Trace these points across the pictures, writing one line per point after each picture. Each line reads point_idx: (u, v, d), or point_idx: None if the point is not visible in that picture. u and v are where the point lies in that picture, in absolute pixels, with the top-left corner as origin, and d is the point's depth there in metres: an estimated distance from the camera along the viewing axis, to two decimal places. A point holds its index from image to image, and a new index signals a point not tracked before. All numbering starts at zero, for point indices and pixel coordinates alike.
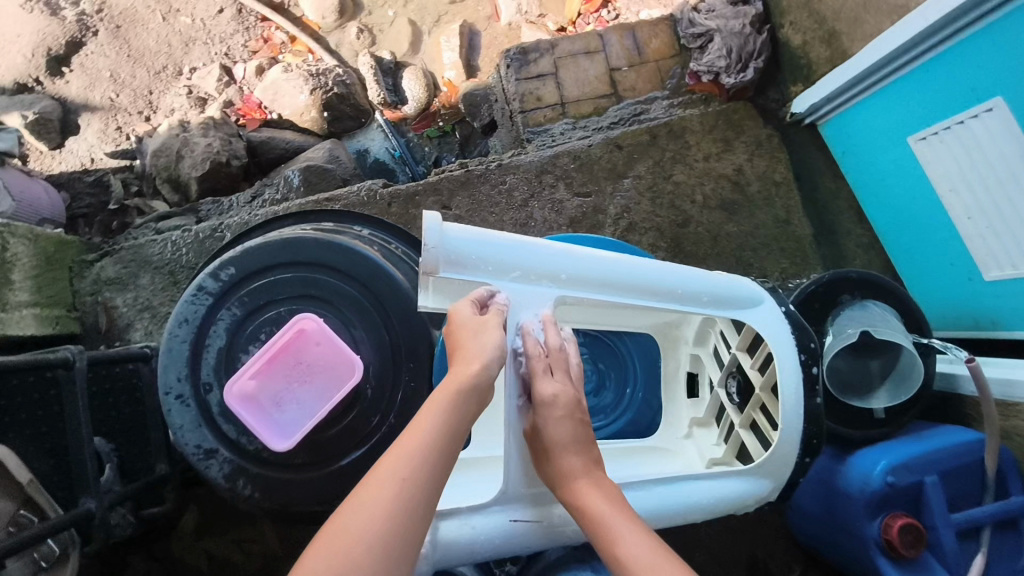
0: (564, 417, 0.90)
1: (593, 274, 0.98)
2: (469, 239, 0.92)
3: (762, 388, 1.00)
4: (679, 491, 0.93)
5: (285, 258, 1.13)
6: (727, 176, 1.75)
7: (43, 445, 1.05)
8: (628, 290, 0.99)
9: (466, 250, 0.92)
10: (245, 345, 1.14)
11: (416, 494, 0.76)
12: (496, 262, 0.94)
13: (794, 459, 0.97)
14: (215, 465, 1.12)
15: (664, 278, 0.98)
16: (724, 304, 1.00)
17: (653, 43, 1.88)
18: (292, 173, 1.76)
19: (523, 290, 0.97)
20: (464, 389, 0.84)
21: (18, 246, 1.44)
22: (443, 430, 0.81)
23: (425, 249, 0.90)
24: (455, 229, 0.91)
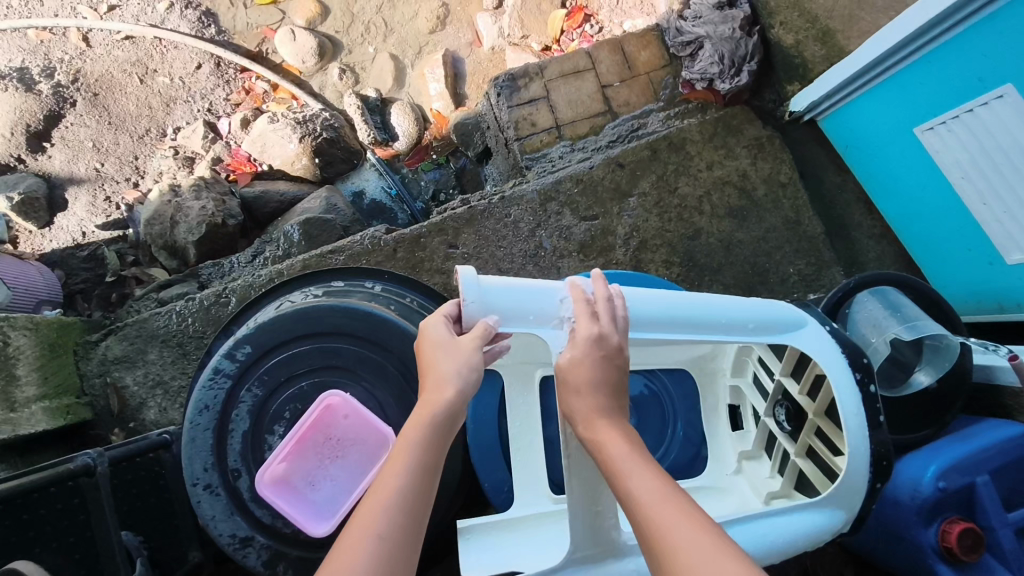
0: (603, 359, 0.85)
1: (648, 317, 0.91)
2: (505, 291, 0.87)
3: (814, 413, 0.96)
4: (756, 530, 0.88)
5: (302, 330, 1.09)
6: (733, 182, 1.72)
7: (72, 556, 1.00)
8: (673, 326, 0.92)
9: (504, 304, 0.87)
10: (271, 426, 1.09)
11: (396, 544, 0.73)
12: (536, 312, 0.89)
13: (863, 488, 0.91)
14: (252, 553, 1.07)
15: (707, 312, 0.93)
16: (769, 329, 0.95)
17: (642, 55, 1.85)
18: (291, 228, 1.72)
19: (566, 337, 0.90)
20: (439, 422, 0.82)
21: (20, 339, 1.39)
22: (419, 467, 0.79)
23: (464, 305, 0.85)
24: (490, 282, 0.87)
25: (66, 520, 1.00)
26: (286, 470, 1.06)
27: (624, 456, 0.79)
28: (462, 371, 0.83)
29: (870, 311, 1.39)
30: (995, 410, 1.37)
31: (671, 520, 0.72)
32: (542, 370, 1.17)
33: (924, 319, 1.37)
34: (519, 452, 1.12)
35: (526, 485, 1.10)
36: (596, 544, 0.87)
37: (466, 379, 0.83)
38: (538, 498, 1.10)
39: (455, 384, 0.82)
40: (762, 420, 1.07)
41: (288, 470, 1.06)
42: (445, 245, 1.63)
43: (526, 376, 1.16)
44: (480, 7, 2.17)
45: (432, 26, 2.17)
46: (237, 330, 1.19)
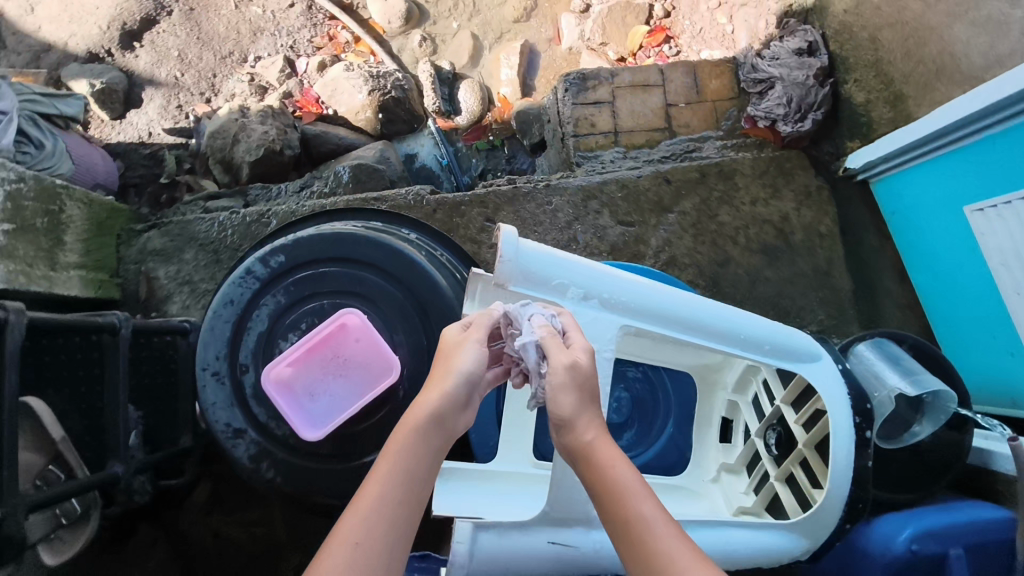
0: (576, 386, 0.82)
1: (665, 310, 0.95)
2: (541, 256, 0.91)
3: (805, 444, 0.95)
4: (723, 533, 0.90)
5: (336, 255, 1.15)
6: (772, 223, 1.74)
7: (79, 405, 1.05)
8: (681, 325, 0.95)
9: (539, 268, 0.92)
10: (285, 333, 1.14)
11: (370, 555, 0.73)
12: (560, 280, 0.93)
13: (832, 525, 0.91)
14: (241, 445, 1.11)
15: (724, 323, 0.95)
16: (780, 354, 0.96)
17: (712, 83, 1.88)
18: (342, 169, 1.78)
19: (583, 313, 0.95)
20: (427, 427, 0.82)
21: (73, 209, 1.47)
22: (406, 479, 0.80)
23: (499, 262, 0.89)
24: (528, 245, 0.91)
25: (82, 371, 1.05)
26: (291, 373, 1.10)
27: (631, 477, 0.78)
28: (457, 378, 0.85)
29: (869, 367, 1.33)
30: (983, 494, 1.36)
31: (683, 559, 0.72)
32: None
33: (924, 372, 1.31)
34: (512, 409, 1.12)
35: (512, 446, 1.10)
36: (571, 511, 0.93)
37: (458, 380, 0.85)
38: (521, 459, 1.10)
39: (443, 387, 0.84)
40: (750, 439, 1.07)
41: (295, 377, 1.10)
42: (483, 217, 1.68)
43: None
44: (567, 7, 2.23)
45: (518, 15, 2.24)
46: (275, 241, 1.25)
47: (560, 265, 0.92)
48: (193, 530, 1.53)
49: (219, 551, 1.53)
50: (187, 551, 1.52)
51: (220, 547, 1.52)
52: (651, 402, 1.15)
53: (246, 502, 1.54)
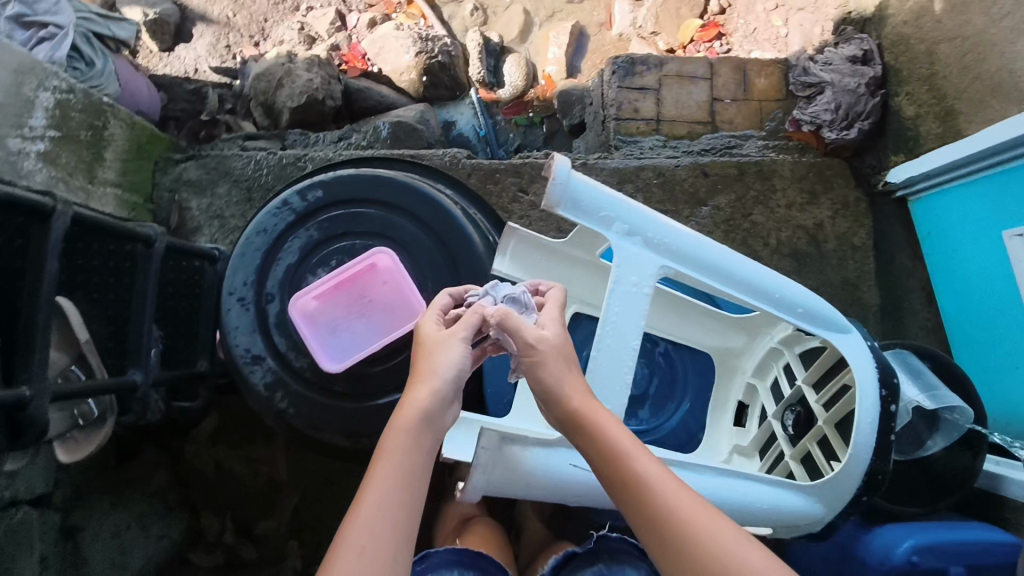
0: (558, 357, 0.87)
1: (707, 260, 0.91)
2: (591, 187, 0.88)
3: (825, 422, 0.93)
4: (735, 487, 0.91)
5: (373, 197, 1.16)
6: (804, 228, 1.72)
7: (105, 311, 1.06)
8: (720, 278, 0.91)
9: (588, 198, 0.88)
10: (314, 268, 1.15)
11: (377, 562, 0.71)
12: (607, 214, 0.89)
13: (849, 496, 0.89)
14: (258, 371, 1.12)
15: (764, 281, 0.91)
16: (817, 322, 0.92)
17: (761, 83, 1.85)
18: (382, 124, 1.78)
19: (626, 251, 0.91)
20: (419, 425, 0.82)
21: (116, 128, 1.48)
22: (405, 482, 0.78)
23: (549, 185, 0.85)
24: (580, 176, 0.87)
25: (113, 278, 1.06)
26: (316, 304, 1.11)
27: (626, 438, 0.81)
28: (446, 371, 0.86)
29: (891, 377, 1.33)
30: (989, 518, 1.35)
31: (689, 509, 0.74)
32: (576, 307, 1.14)
33: (942, 386, 1.28)
34: None
35: (526, 403, 1.10)
36: None
37: (447, 376, 0.86)
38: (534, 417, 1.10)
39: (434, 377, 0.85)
40: (767, 421, 1.05)
41: (320, 309, 1.11)
42: (516, 187, 1.68)
43: None
44: None
45: None
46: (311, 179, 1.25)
47: (610, 198, 0.89)
48: (196, 460, 1.54)
49: (219, 484, 1.54)
50: (189, 479, 1.54)
51: (221, 480, 1.54)
52: (667, 375, 1.15)
53: (251, 438, 1.56)
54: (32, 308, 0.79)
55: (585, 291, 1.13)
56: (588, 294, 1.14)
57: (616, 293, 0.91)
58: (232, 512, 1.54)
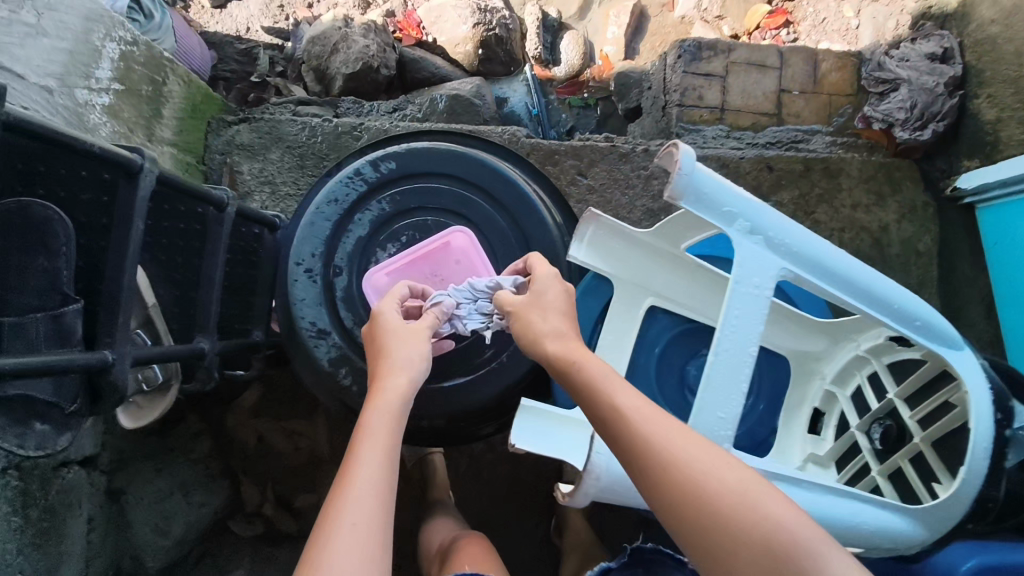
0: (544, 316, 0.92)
1: (826, 265, 0.87)
2: (717, 180, 0.85)
3: (922, 440, 0.89)
4: (839, 505, 0.87)
5: (450, 172, 1.12)
6: (868, 231, 1.67)
7: (172, 275, 1.04)
8: (836, 283, 0.88)
9: (713, 192, 0.84)
10: (384, 242, 1.12)
11: (371, 531, 0.71)
12: (730, 209, 0.86)
13: (953, 522, 0.86)
14: (323, 346, 1.10)
15: (881, 289, 0.88)
16: (932, 336, 0.88)
17: (832, 75, 1.78)
18: (439, 96, 1.73)
19: (747, 251, 0.87)
20: (397, 402, 0.85)
21: (174, 85, 1.44)
22: (385, 452, 0.79)
23: (675, 175, 0.82)
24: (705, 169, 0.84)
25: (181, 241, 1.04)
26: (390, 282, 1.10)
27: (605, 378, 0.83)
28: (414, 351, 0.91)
29: None
30: None
31: (658, 429, 0.76)
32: (652, 300, 1.09)
33: None
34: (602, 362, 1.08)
35: None
36: None
37: (412, 350, 0.91)
38: None
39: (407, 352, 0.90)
40: (848, 432, 1.01)
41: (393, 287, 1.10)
42: (575, 170, 1.63)
43: (633, 299, 1.09)
44: None
45: None
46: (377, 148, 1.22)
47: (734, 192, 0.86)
48: (237, 431, 1.53)
49: (258, 456, 1.53)
50: (229, 448, 1.53)
51: (261, 451, 1.53)
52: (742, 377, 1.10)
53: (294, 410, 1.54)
54: (120, 269, 0.77)
55: (662, 283, 1.08)
56: (665, 287, 1.08)
57: (735, 295, 0.87)
58: (271, 484, 1.53)
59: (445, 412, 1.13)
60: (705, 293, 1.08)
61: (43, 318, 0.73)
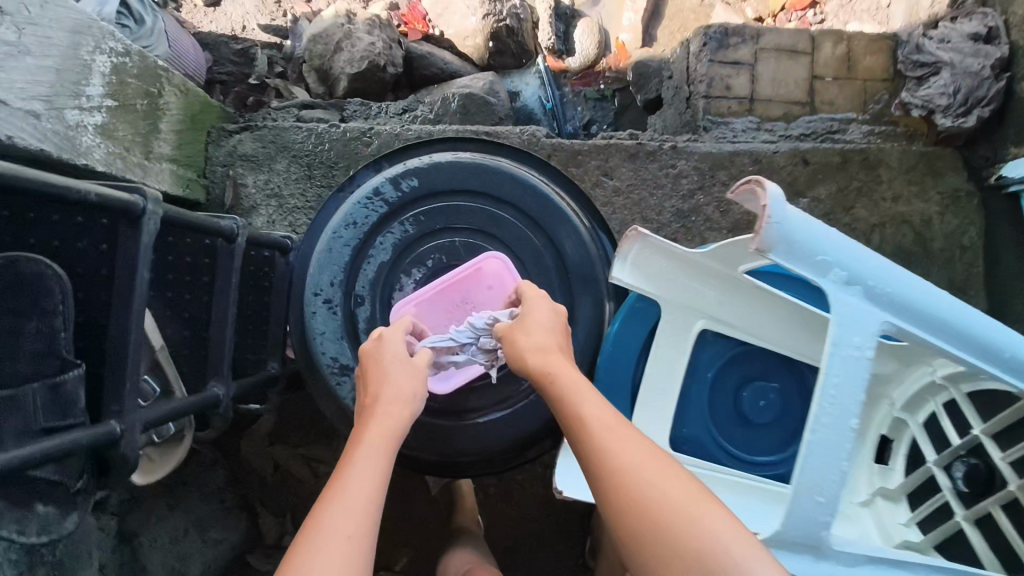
0: (545, 333, 0.89)
1: (932, 313, 0.80)
2: (808, 226, 0.78)
3: (1018, 489, 0.83)
4: None
5: (477, 188, 1.04)
6: (911, 224, 1.58)
7: (181, 314, 0.97)
8: (943, 332, 0.81)
9: (804, 240, 0.78)
10: (408, 267, 1.04)
11: (354, 536, 0.68)
12: (823, 258, 0.79)
13: None
14: (346, 383, 1.03)
15: (994, 336, 0.81)
16: None
17: (868, 59, 1.67)
18: (451, 96, 1.63)
19: (845, 304, 0.80)
20: (389, 424, 0.82)
21: (171, 95, 1.35)
22: (373, 471, 0.76)
23: (765, 225, 0.75)
24: (793, 213, 0.77)
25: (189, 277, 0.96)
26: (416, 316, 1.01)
27: (577, 386, 0.82)
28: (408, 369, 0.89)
29: None
30: None
31: (626, 442, 0.73)
32: (703, 322, 1.02)
33: None
34: (651, 392, 1.02)
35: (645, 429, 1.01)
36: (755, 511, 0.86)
37: (407, 363, 0.89)
38: None
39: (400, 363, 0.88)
40: (924, 466, 0.93)
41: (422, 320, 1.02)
42: (599, 171, 1.54)
43: (683, 322, 1.02)
44: None
45: None
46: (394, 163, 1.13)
47: (826, 238, 0.79)
48: (253, 460, 1.46)
49: (276, 485, 1.47)
50: (246, 477, 1.46)
51: (279, 480, 1.46)
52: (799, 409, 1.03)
53: (312, 436, 1.47)
54: (124, 327, 0.69)
55: (714, 305, 1.01)
56: (717, 308, 1.01)
57: (833, 360, 0.79)
58: (292, 513, 1.46)
59: (480, 450, 1.06)
60: (761, 314, 1.00)
61: (39, 389, 0.65)
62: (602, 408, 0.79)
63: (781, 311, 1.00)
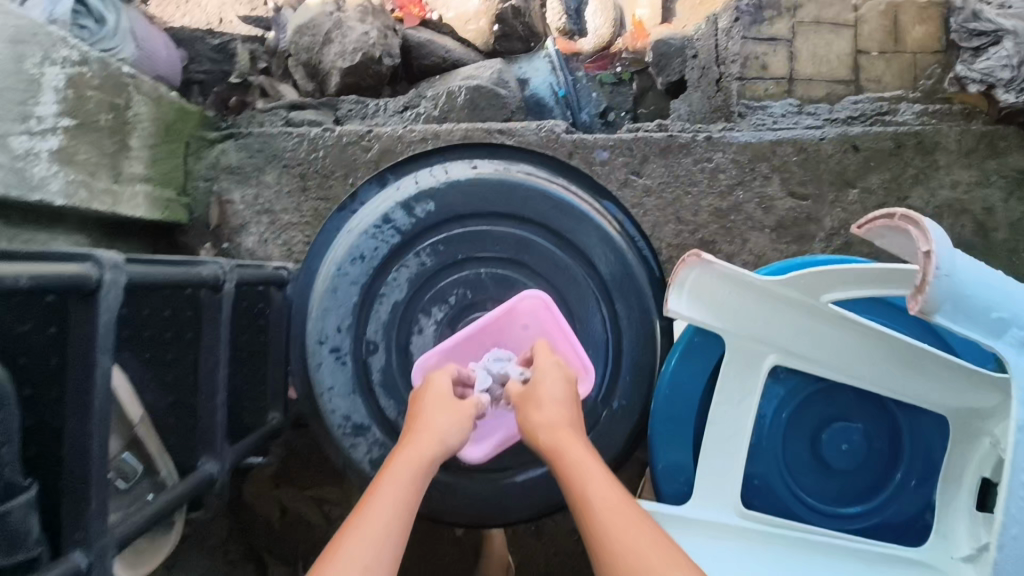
0: (560, 409, 0.77)
1: None
2: (979, 279, 0.73)
3: None
4: None
5: (504, 209, 0.90)
6: (970, 215, 1.41)
7: (164, 377, 0.84)
8: None
9: (975, 293, 0.73)
10: (427, 306, 0.90)
11: None
12: (997, 317, 0.74)
13: None
14: (362, 445, 0.90)
15: None
16: None
17: (916, 30, 1.49)
18: (458, 88, 1.45)
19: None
20: (411, 470, 0.70)
21: (141, 106, 1.19)
22: (383, 539, 0.63)
23: (933, 274, 0.71)
24: (963, 264, 0.74)
25: (169, 334, 0.84)
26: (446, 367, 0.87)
27: (587, 465, 0.72)
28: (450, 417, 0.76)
29: None
30: None
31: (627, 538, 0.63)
32: (775, 357, 0.88)
33: None
34: (713, 439, 0.88)
35: (715, 486, 0.87)
36: None
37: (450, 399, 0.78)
38: (721, 504, 0.87)
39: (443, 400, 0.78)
40: None
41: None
42: (627, 169, 1.39)
43: (751, 357, 0.88)
44: None
45: None
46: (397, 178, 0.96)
47: (998, 295, 0.74)
48: (258, 504, 1.33)
49: (284, 530, 1.34)
50: (252, 523, 1.34)
51: (288, 525, 1.33)
52: (884, 453, 0.91)
53: (322, 478, 1.33)
54: (85, 436, 0.57)
55: (787, 337, 0.87)
56: (790, 341, 0.87)
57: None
58: (302, 562, 1.33)
59: (520, 511, 0.92)
60: (841, 346, 0.87)
61: None
62: (612, 493, 0.69)
63: (865, 341, 0.86)
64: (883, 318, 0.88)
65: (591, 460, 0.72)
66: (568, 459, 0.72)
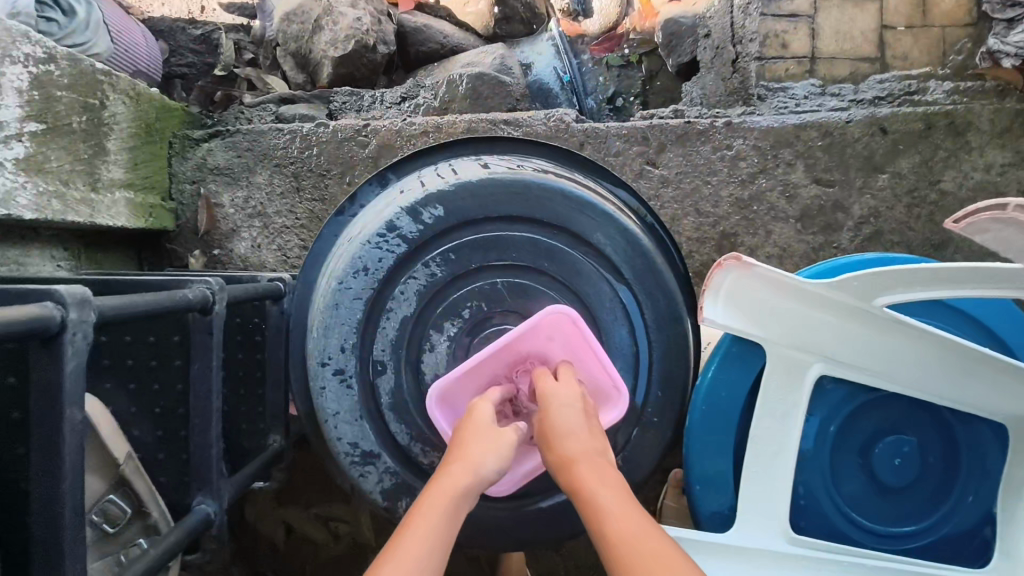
0: (587, 440, 0.68)
1: None
2: None
3: None
4: None
5: (519, 211, 0.81)
6: (1006, 198, 1.28)
7: (152, 409, 0.78)
8: None
9: None
10: (439, 321, 0.82)
11: None
12: None
13: None
14: (373, 474, 0.82)
15: None
16: None
17: (944, 2, 1.39)
18: (459, 76, 1.36)
19: None
20: (445, 502, 0.62)
21: (118, 106, 1.10)
22: None
23: None
24: None
25: (155, 362, 0.77)
26: (464, 388, 0.79)
27: (615, 501, 0.63)
28: (495, 454, 0.67)
29: None
30: None
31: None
32: (822, 367, 0.80)
33: None
34: (755, 459, 0.81)
35: (757, 509, 0.81)
36: None
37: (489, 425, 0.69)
38: (768, 530, 0.81)
39: (482, 426, 0.69)
40: None
41: (467, 393, 0.79)
42: (642, 159, 1.31)
43: (797, 368, 0.80)
44: None
45: None
46: (402, 179, 0.88)
47: None
48: (262, 524, 1.26)
49: (291, 551, 1.27)
50: (257, 544, 1.27)
51: (294, 545, 1.27)
52: (941, 466, 0.84)
53: (327, 496, 1.25)
54: (51, 502, 0.49)
55: (835, 345, 0.79)
56: (839, 349, 0.79)
57: None
58: None
59: (547, 539, 0.86)
60: (895, 353, 0.79)
61: None
62: (645, 535, 0.60)
63: (921, 346, 0.79)
64: (937, 321, 0.81)
65: (623, 500, 0.64)
66: (593, 497, 0.64)
